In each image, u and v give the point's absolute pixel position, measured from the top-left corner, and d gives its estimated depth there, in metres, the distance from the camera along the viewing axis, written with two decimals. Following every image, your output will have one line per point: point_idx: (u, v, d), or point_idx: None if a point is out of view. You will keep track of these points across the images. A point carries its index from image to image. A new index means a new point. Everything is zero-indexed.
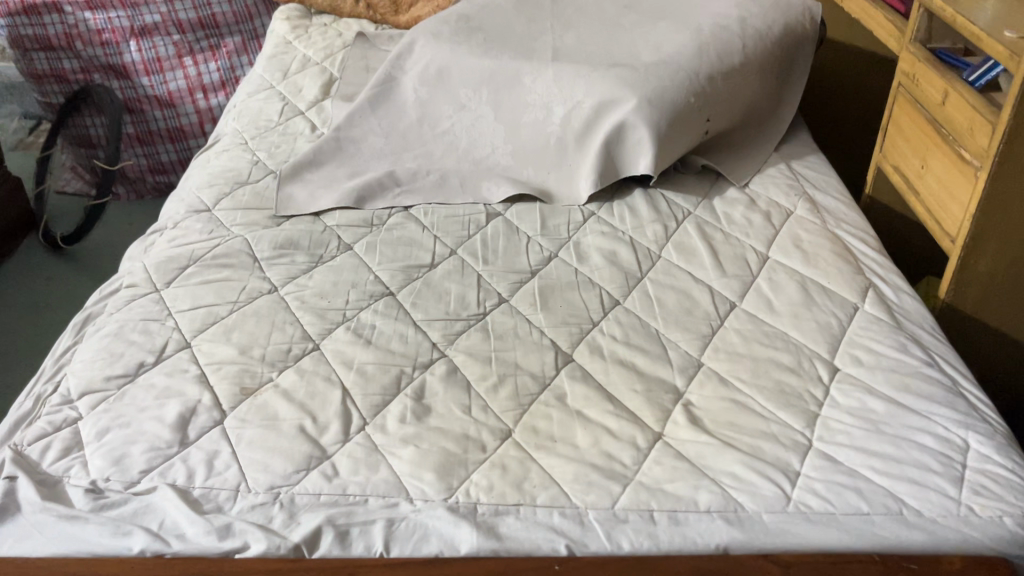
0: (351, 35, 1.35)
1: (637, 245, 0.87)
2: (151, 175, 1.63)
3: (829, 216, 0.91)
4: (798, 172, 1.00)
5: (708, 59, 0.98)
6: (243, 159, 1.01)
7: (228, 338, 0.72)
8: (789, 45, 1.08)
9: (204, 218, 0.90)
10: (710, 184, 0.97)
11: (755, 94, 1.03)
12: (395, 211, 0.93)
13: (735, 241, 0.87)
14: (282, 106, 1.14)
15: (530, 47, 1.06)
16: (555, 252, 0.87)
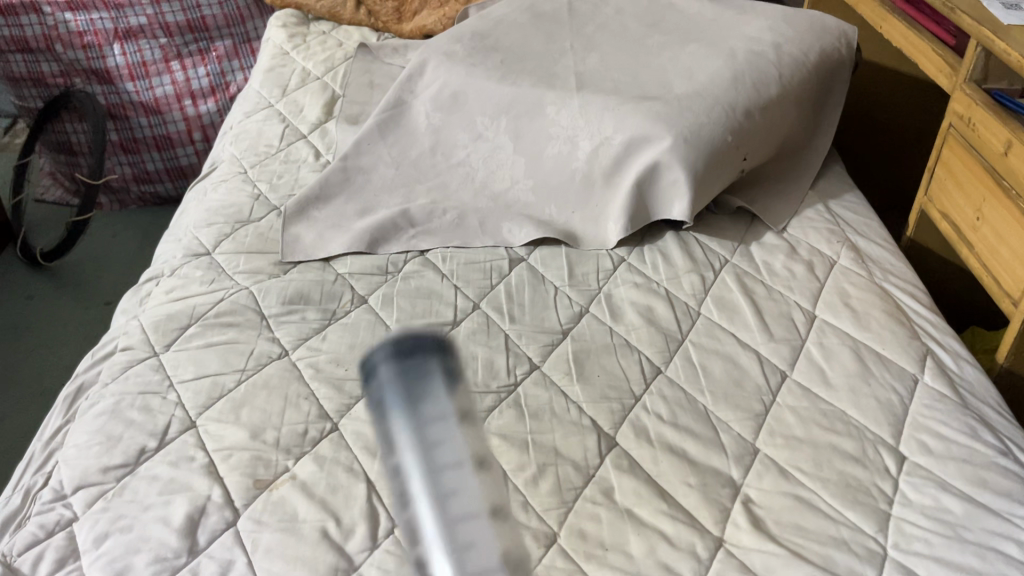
0: (353, 46, 1.28)
1: (674, 299, 0.81)
2: (135, 184, 1.55)
3: (875, 266, 0.86)
4: (837, 214, 0.94)
5: (746, 91, 0.91)
6: (243, 193, 0.94)
7: (238, 416, 0.65)
8: (826, 73, 1.01)
9: (204, 264, 0.83)
10: (746, 227, 0.91)
11: (793, 126, 0.97)
12: (411, 255, 0.87)
13: (778, 296, 0.81)
14: (283, 129, 1.07)
15: (552, 72, 0.99)
16: (587, 306, 0.80)
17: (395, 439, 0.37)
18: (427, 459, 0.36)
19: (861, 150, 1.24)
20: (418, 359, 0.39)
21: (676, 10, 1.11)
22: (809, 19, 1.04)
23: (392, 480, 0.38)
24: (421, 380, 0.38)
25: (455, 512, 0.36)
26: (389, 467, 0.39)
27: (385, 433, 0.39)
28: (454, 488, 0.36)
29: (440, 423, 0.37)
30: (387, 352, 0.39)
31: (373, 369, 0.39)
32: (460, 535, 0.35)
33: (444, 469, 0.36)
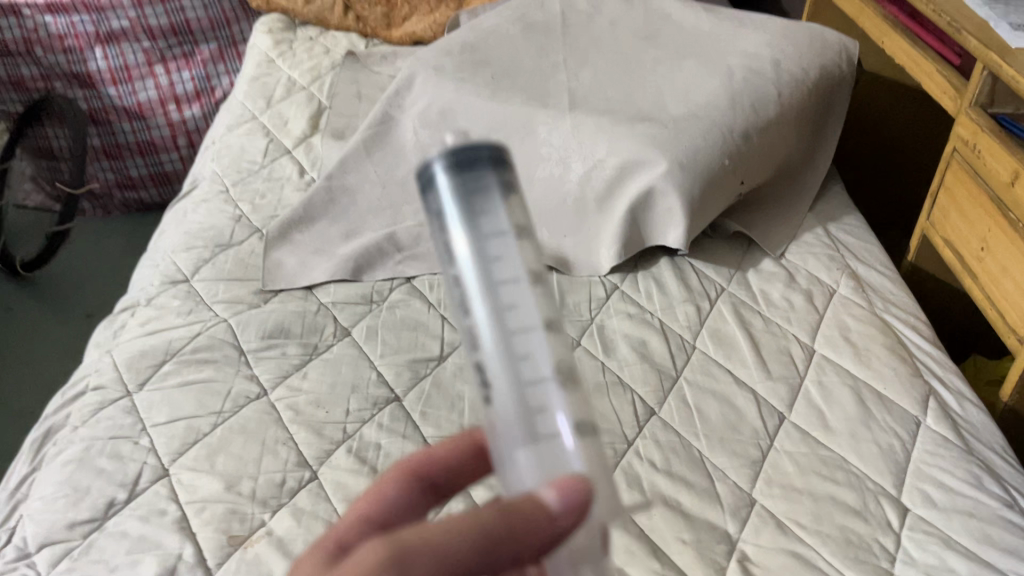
0: (340, 53, 1.24)
1: (669, 332, 0.78)
2: (119, 191, 1.51)
3: (876, 296, 0.83)
4: (837, 238, 0.91)
5: (743, 113, 0.89)
6: (223, 214, 0.91)
7: (213, 465, 0.63)
8: (826, 90, 0.99)
9: (181, 293, 0.80)
10: (743, 252, 0.88)
11: (791, 147, 0.94)
12: (397, 282, 0.84)
13: (776, 329, 0.78)
14: (267, 144, 1.03)
15: (544, 89, 0.97)
16: (578, 339, 0.77)
17: (461, 260, 0.40)
18: (494, 293, 0.40)
19: (859, 164, 1.22)
20: (479, 180, 0.40)
21: (672, 22, 1.08)
22: (809, 34, 1.01)
23: (458, 295, 0.41)
24: (482, 199, 0.40)
25: (527, 354, 0.39)
26: (454, 284, 0.41)
27: (449, 248, 0.41)
28: (511, 303, 0.40)
29: (500, 241, 0.41)
30: (455, 167, 0.40)
31: (436, 187, 0.41)
32: (531, 399, 0.38)
33: (498, 287, 0.40)
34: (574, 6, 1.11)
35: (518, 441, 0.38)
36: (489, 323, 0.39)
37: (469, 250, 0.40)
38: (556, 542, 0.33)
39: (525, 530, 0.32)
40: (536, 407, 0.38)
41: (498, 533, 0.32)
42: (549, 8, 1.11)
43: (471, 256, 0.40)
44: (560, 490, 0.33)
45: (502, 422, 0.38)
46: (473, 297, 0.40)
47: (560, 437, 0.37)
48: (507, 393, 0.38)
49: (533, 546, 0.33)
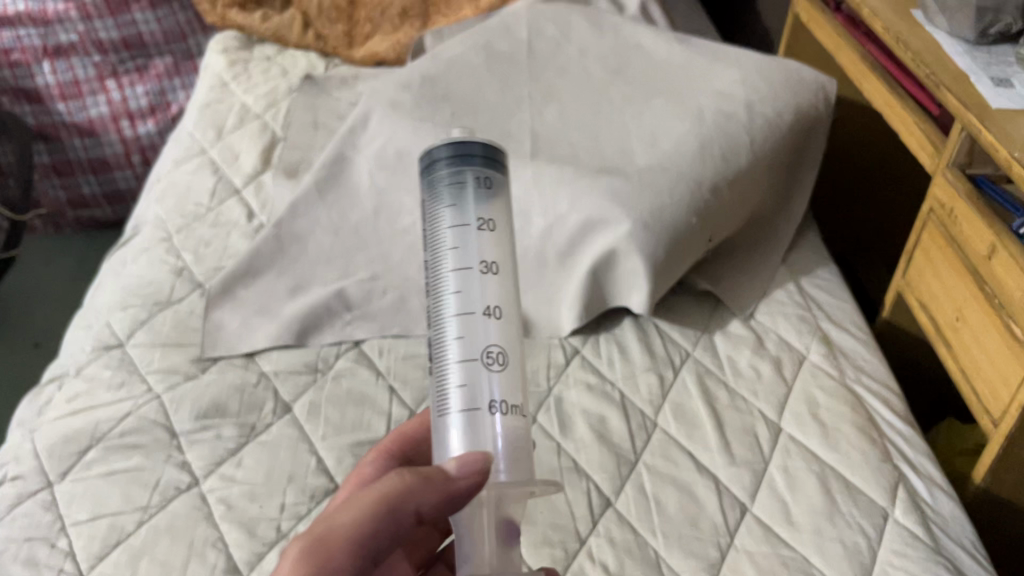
0: (297, 76, 1.18)
1: (629, 406, 0.74)
2: (71, 209, 1.46)
3: (847, 362, 0.80)
4: (809, 294, 0.87)
5: (713, 164, 0.84)
6: (163, 267, 0.86)
7: (134, 572, 0.59)
8: (802, 132, 0.94)
9: (114, 361, 0.75)
10: (710, 312, 0.84)
11: (762, 197, 0.90)
12: (344, 346, 0.80)
13: (742, 403, 0.75)
14: (215, 183, 0.98)
15: (505, 131, 0.92)
16: (534, 414, 0.74)
17: (438, 246, 0.47)
18: (451, 276, 0.46)
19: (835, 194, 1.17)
20: (462, 177, 0.46)
21: (643, 52, 1.03)
22: (785, 71, 0.96)
23: (429, 271, 0.48)
24: (459, 194, 0.47)
25: (466, 338, 0.45)
26: (430, 260, 0.48)
27: (433, 231, 0.48)
28: (462, 289, 0.46)
29: (465, 233, 0.46)
30: (443, 165, 0.46)
31: (429, 176, 0.48)
32: (461, 372, 0.44)
33: (456, 272, 0.46)
34: (542, 33, 1.06)
35: (449, 409, 0.43)
36: (445, 303, 0.46)
37: (444, 238, 0.47)
38: (457, 500, 0.40)
39: (422, 499, 0.40)
40: (460, 381, 0.44)
41: (399, 503, 0.41)
42: (515, 34, 1.05)
43: (445, 243, 0.47)
44: (459, 461, 0.40)
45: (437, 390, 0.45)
46: (440, 277, 0.47)
47: (478, 408, 0.43)
48: (445, 362, 0.45)
49: (434, 508, 0.40)
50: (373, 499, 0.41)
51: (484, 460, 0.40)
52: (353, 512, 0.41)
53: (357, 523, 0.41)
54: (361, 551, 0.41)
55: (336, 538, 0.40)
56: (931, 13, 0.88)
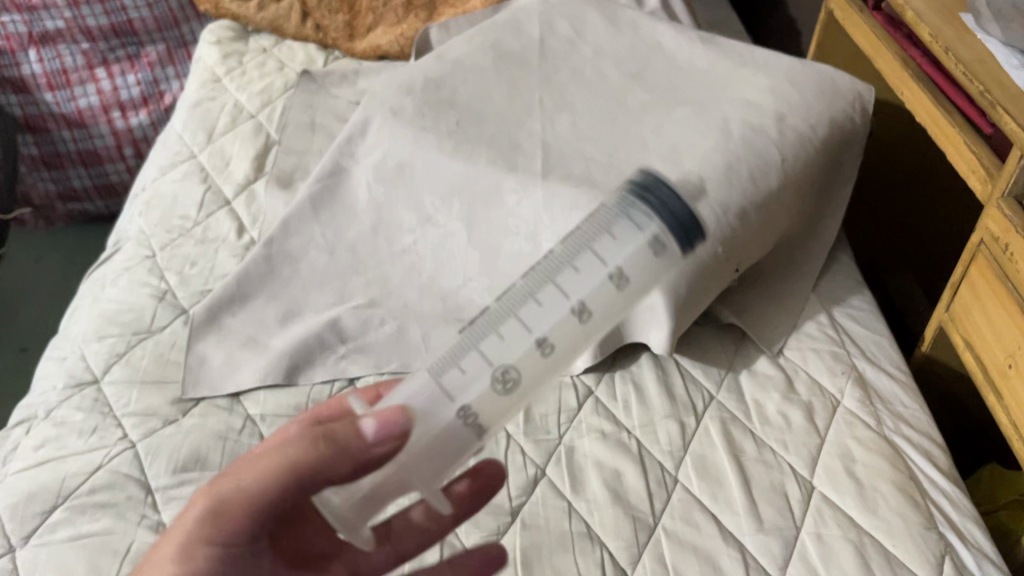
0: (295, 71, 1.11)
1: (647, 459, 0.68)
2: (61, 202, 1.39)
3: (885, 408, 0.73)
4: (842, 326, 0.80)
5: (740, 187, 0.77)
6: (144, 290, 0.80)
7: None
8: (838, 145, 0.86)
9: (86, 402, 0.70)
10: (735, 346, 0.78)
11: (795, 218, 0.83)
12: (338, 385, 0.74)
13: (771, 457, 0.68)
14: (203, 193, 0.91)
15: (514, 142, 0.84)
16: (543, 468, 0.67)
17: (580, 248, 0.47)
18: (563, 274, 0.46)
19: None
20: (655, 225, 0.46)
21: (663, 52, 0.95)
22: (818, 80, 0.88)
23: (556, 254, 0.47)
24: (631, 230, 0.46)
25: (512, 335, 0.46)
26: (565, 243, 0.48)
27: (592, 234, 0.47)
28: (542, 303, 0.46)
29: (595, 265, 0.46)
30: (654, 198, 0.46)
31: (640, 196, 0.46)
32: (471, 358, 0.46)
33: (560, 281, 0.46)
34: (554, 30, 0.98)
35: (436, 379, 0.46)
36: (530, 299, 0.47)
37: (586, 250, 0.46)
38: (369, 459, 0.42)
39: (337, 465, 0.42)
40: (463, 368, 0.46)
41: (310, 472, 0.41)
42: (526, 32, 0.98)
43: (581, 254, 0.46)
44: (379, 422, 0.42)
45: (451, 360, 0.46)
46: (554, 268, 0.47)
47: (452, 398, 0.45)
48: (488, 332, 0.47)
49: (349, 470, 0.42)
50: (282, 467, 0.41)
51: (404, 418, 0.42)
52: (262, 473, 0.42)
53: (268, 485, 0.42)
54: (269, 508, 0.42)
55: (244, 499, 0.42)
56: (985, 21, 0.80)
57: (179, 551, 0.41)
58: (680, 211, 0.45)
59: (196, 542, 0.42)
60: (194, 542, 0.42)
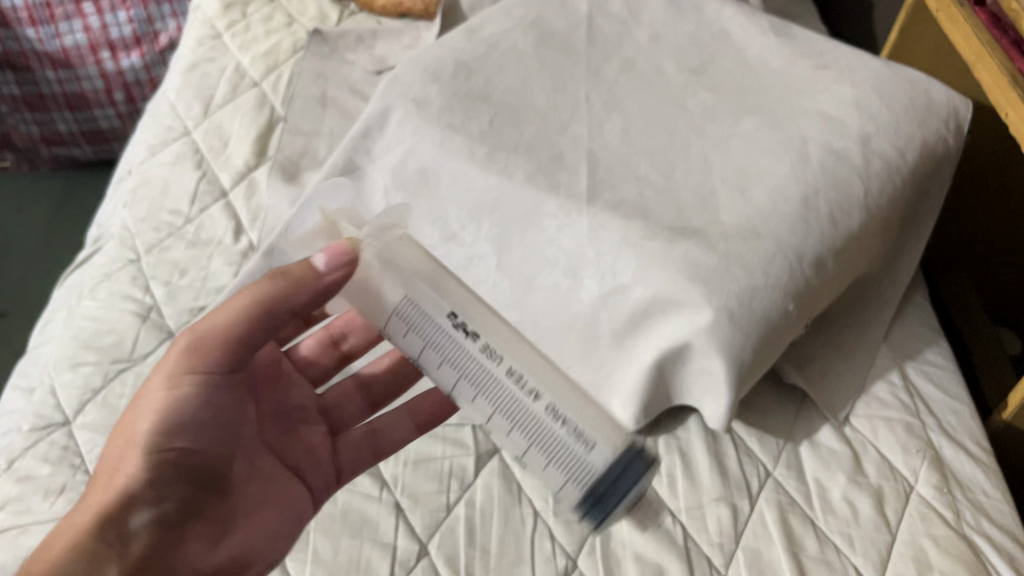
0: (305, 29, 0.98)
1: (692, 552, 0.60)
2: (45, 145, 1.38)
3: (967, 497, 0.63)
4: (918, 388, 0.70)
5: (819, 229, 0.64)
6: (126, 306, 0.71)
7: None
8: (928, 170, 0.72)
9: (55, 452, 0.61)
10: (796, 410, 0.69)
11: (872, 259, 0.72)
12: None
13: (833, 558, 0.60)
14: (196, 182, 0.81)
15: (555, 151, 0.73)
16: (574, 558, 0.59)
17: (535, 422, 0.52)
18: (500, 412, 0.54)
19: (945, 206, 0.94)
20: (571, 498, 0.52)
21: (731, 40, 0.82)
22: (910, 90, 0.73)
23: (532, 415, 0.52)
24: (550, 477, 0.53)
25: (443, 373, 0.55)
26: (545, 407, 0.52)
27: (551, 452, 0.52)
28: (475, 397, 0.55)
29: (524, 438, 0.53)
30: (601, 510, 0.49)
31: (592, 497, 0.49)
32: (419, 345, 0.56)
33: (495, 413, 0.54)
34: (606, 7, 0.84)
35: (398, 335, 0.56)
36: (475, 395, 0.55)
37: (533, 443, 0.53)
38: (327, 288, 0.51)
39: (290, 294, 0.51)
40: (414, 348, 0.56)
41: (276, 305, 0.50)
42: (572, 10, 0.84)
43: (527, 442, 0.53)
44: (326, 256, 0.50)
45: (413, 339, 0.56)
46: (511, 407, 0.53)
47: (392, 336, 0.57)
48: (439, 355, 0.55)
49: (307, 298, 0.51)
50: (248, 305, 0.50)
51: (348, 246, 0.50)
52: (231, 313, 0.50)
53: (235, 320, 0.50)
54: (240, 339, 0.50)
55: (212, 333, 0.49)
56: None
57: (165, 380, 0.49)
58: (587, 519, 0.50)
59: (179, 372, 0.49)
60: (179, 371, 0.49)
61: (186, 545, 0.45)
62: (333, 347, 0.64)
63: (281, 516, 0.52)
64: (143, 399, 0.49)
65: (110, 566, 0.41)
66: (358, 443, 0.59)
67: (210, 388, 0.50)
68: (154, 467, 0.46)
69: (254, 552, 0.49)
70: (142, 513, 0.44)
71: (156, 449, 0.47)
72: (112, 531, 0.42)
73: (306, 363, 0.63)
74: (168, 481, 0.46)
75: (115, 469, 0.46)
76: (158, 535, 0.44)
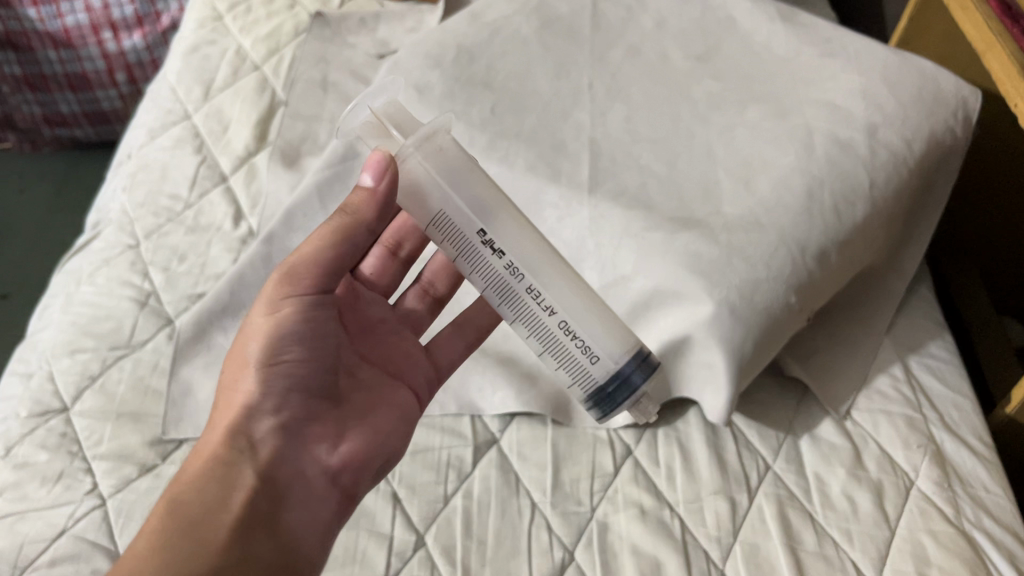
0: (307, 11, 0.96)
1: (689, 546, 0.60)
2: (47, 126, 1.38)
3: (967, 493, 0.63)
4: (920, 381, 0.70)
5: (823, 221, 0.63)
6: (125, 292, 0.71)
7: None
8: (935, 162, 0.71)
9: (54, 438, 0.62)
10: (797, 403, 0.69)
11: (877, 252, 0.71)
12: None
13: (831, 553, 0.60)
14: (196, 166, 0.80)
15: (557, 139, 0.72)
16: (572, 550, 0.59)
17: (549, 336, 0.54)
18: (526, 323, 0.55)
19: (954, 196, 0.93)
20: (580, 393, 0.56)
21: (738, 26, 0.80)
22: (918, 80, 0.72)
23: (546, 328, 0.54)
24: (567, 379, 0.56)
25: (471, 280, 0.56)
26: (561, 322, 0.53)
27: (561, 358, 0.55)
28: (501, 307, 0.56)
29: (542, 347, 0.56)
30: (606, 405, 0.55)
31: (599, 391, 0.54)
32: (453, 250, 0.56)
33: (515, 320, 0.56)
34: None
35: (432, 237, 0.56)
36: (501, 302, 0.56)
37: (546, 350, 0.55)
38: (384, 198, 0.54)
39: (362, 209, 0.55)
40: (448, 251, 0.56)
41: (348, 229, 0.56)
42: None
43: (540, 345, 0.56)
44: (371, 171, 0.53)
45: (449, 248, 0.56)
46: (531, 321, 0.54)
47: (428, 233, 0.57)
48: (472, 265, 0.55)
49: (374, 213, 0.55)
50: (325, 234, 0.56)
51: (382, 158, 0.52)
52: (314, 241, 0.56)
53: (318, 249, 0.55)
54: (326, 263, 0.56)
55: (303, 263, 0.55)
56: None
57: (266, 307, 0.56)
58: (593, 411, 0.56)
59: (277, 298, 0.56)
60: (276, 298, 0.56)
61: (305, 448, 0.54)
62: (392, 256, 0.67)
63: (389, 415, 0.58)
64: (252, 324, 0.56)
65: (241, 469, 0.51)
66: (445, 340, 0.65)
67: (309, 309, 0.56)
68: (266, 385, 0.54)
69: (372, 448, 0.56)
70: (263, 424, 0.53)
71: (268, 369, 0.54)
72: (241, 443, 0.52)
73: (374, 279, 0.66)
74: (283, 394, 0.54)
75: (236, 389, 0.55)
76: (279, 439, 0.53)
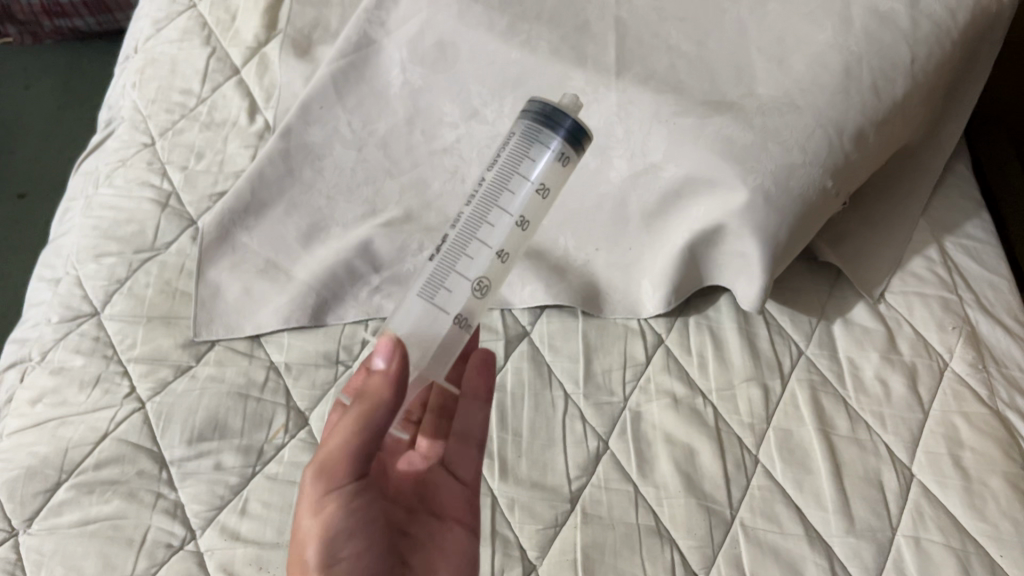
0: None
1: (724, 432, 0.60)
2: (47, 18, 1.34)
3: (1002, 374, 0.63)
4: (954, 261, 0.69)
5: (861, 101, 0.58)
6: (144, 193, 0.70)
7: None
8: (984, 28, 0.65)
9: (87, 343, 0.62)
10: (829, 285, 0.68)
11: (917, 131, 0.68)
12: (372, 324, 0.66)
13: (864, 436, 0.60)
14: (206, 59, 0.77)
15: (581, 18, 0.66)
16: (606, 439, 0.60)
17: (502, 172, 0.48)
18: (505, 190, 0.48)
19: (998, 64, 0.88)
20: (562, 146, 0.47)
21: None
22: None
23: (491, 183, 0.49)
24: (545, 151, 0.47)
25: (478, 249, 0.48)
26: (491, 167, 0.49)
27: (511, 159, 0.48)
28: (491, 223, 0.48)
29: (524, 181, 0.48)
30: (552, 120, 0.47)
31: (543, 125, 0.47)
32: (450, 279, 0.48)
33: (496, 202, 0.48)
34: None
35: (446, 310, 0.48)
36: (481, 222, 0.49)
37: (515, 172, 0.48)
38: (399, 382, 0.43)
39: (381, 396, 0.43)
40: (449, 288, 0.48)
41: (368, 420, 0.43)
42: None
43: (512, 177, 0.48)
44: (382, 355, 0.43)
45: (446, 284, 0.48)
46: (482, 190, 0.49)
47: (445, 312, 0.48)
48: (462, 248, 0.49)
49: (393, 397, 0.43)
50: (349, 428, 0.43)
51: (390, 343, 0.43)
52: (343, 431, 0.43)
53: (349, 442, 0.43)
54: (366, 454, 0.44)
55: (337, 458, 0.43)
56: None
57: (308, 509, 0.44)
58: (578, 132, 0.47)
59: (320, 496, 0.44)
60: (319, 496, 0.44)
61: None
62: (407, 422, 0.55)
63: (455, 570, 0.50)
64: (300, 524, 0.45)
65: None
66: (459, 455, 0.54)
67: (356, 499, 0.45)
68: None
69: None
70: None
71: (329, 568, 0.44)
72: None
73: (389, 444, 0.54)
74: None
75: None
76: None
